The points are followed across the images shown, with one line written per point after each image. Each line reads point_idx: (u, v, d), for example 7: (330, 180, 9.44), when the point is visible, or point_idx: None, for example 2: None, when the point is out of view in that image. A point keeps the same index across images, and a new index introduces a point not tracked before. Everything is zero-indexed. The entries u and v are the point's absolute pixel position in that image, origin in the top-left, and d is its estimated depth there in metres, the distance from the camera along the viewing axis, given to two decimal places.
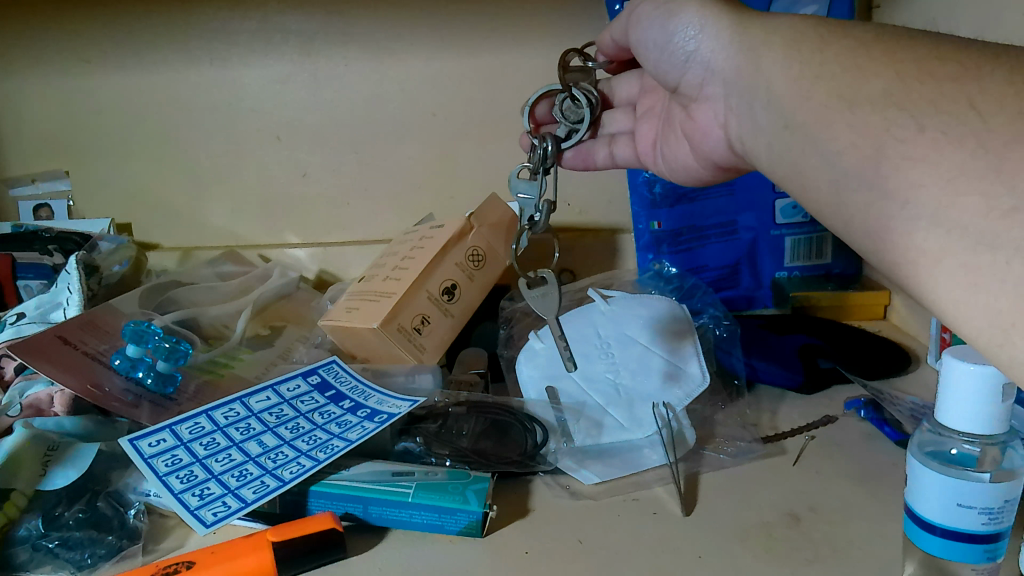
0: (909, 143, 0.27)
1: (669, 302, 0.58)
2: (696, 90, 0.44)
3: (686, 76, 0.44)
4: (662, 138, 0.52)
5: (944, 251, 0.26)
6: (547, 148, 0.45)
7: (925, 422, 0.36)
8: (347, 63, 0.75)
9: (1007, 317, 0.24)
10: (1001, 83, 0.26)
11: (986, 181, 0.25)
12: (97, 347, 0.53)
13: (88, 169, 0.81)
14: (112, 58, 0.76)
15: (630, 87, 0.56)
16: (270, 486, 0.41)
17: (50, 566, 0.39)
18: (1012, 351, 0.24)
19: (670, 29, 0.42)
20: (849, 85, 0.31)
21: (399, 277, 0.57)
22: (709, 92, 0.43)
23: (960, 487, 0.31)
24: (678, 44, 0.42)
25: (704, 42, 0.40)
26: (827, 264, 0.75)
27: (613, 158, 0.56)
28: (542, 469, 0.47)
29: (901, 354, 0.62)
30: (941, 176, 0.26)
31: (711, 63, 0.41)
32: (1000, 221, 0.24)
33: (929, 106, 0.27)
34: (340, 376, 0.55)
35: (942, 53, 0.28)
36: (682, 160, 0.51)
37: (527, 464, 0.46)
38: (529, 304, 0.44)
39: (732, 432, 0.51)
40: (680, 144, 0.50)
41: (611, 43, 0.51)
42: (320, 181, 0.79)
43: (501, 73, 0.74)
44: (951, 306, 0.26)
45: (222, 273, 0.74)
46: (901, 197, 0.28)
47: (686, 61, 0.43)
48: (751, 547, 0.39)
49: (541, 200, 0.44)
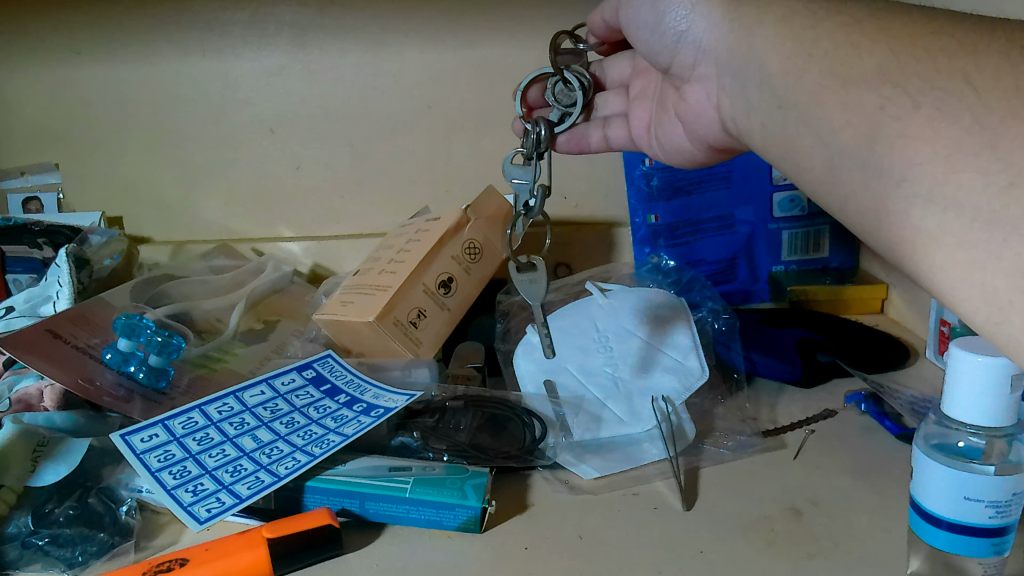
0: (905, 121, 0.27)
1: (668, 295, 0.58)
2: (689, 70, 0.43)
3: (678, 56, 0.43)
4: (656, 120, 0.52)
5: (941, 231, 0.26)
6: (540, 133, 0.44)
7: (929, 414, 0.35)
8: (341, 54, 0.74)
9: (1003, 294, 0.24)
10: (998, 56, 0.25)
11: (982, 158, 0.24)
12: (88, 341, 0.51)
13: (80, 162, 0.80)
14: (102, 48, 0.75)
15: (621, 68, 0.55)
16: (264, 482, 0.41)
17: (41, 564, 0.38)
18: (1011, 329, 0.24)
19: (660, 10, 0.42)
20: (842, 61, 0.30)
21: (395, 270, 0.56)
22: (702, 72, 0.42)
23: (966, 480, 0.31)
24: (670, 24, 0.42)
25: (695, 22, 0.40)
26: (824, 259, 0.74)
27: (607, 141, 0.55)
28: (539, 464, 0.46)
29: (899, 348, 0.61)
30: (937, 155, 0.25)
31: (703, 43, 0.40)
32: (998, 197, 0.24)
33: (924, 82, 0.26)
34: (335, 370, 0.55)
35: (936, 27, 0.28)
36: (677, 142, 0.50)
37: (524, 459, 0.46)
38: (515, 286, 0.43)
39: (730, 425, 0.51)
40: (671, 127, 0.50)
41: (600, 23, 0.50)
42: (314, 174, 0.79)
43: (496, 65, 0.73)
44: (949, 286, 0.26)
45: (214, 267, 0.74)
46: (898, 175, 0.27)
47: (677, 42, 0.42)
48: (751, 541, 0.39)
49: (534, 185, 0.43)
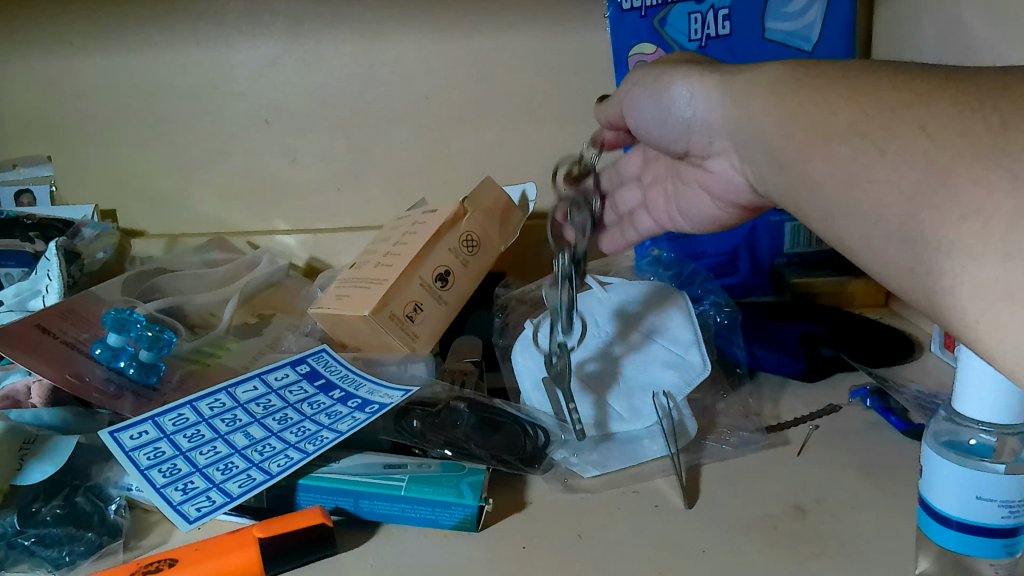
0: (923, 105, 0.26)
1: (660, 286, 0.55)
2: (704, 151, 0.41)
3: (691, 141, 0.42)
4: (679, 195, 0.50)
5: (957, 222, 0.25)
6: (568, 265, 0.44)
7: (940, 411, 0.34)
8: (337, 44, 0.73)
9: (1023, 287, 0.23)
10: None
11: (1002, 144, 0.23)
12: (77, 336, 0.50)
13: (73, 154, 0.79)
14: (95, 39, 0.74)
15: (633, 164, 0.55)
16: (256, 480, 0.40)
17: (27, 564, 0.37)
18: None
19: (665, 100, 0.41)
20: None
21: (392, 263, 0.55)
22: (719, 148, 0.40)
23: (977, 478, 0.30)
24: (676, 111, 0.41)
25: (697, 105, 0.39)
26: (827, 251, 0.72)
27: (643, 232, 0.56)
28: (541, 467, 0.45)
29: (904, 342, 0.60)
30: (954, 141, 0.24)
31: (710, 121, 0.39)
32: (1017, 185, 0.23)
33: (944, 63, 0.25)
34: (330, 366, 0.54)
35: None
36: (704, 209, 0.48)
37: (529, 463, 0.44)
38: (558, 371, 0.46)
39: (732, 422, 0.50)
40: (687, 203, 0.50)
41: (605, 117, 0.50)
42: (309, 166, 0.77)
43: (495, 55, 0.72)
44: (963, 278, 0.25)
45: (209, 260, 0.73)
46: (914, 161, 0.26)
47: (687, 127, 0.41)
48: (754, 540, 0.38)
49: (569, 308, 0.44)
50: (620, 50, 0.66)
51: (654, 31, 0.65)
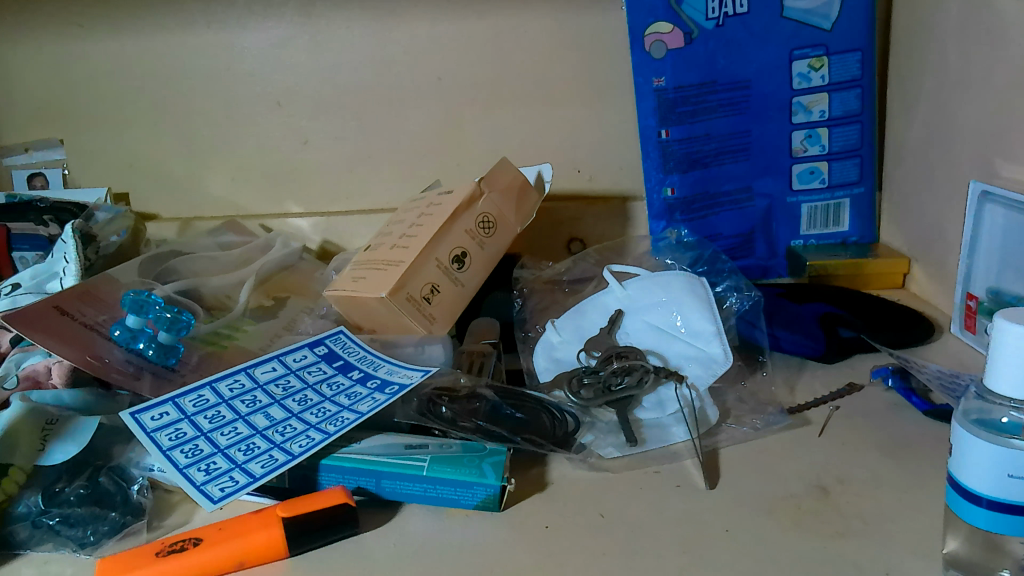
0: None
1: (687, 279, 0.53)
2: None
3: None
4: None
5: None
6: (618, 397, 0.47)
7: (971, 389, 0.34)
8: (349, 24, 0.72)
9: None
10: None
11: None
12: (96, 317, 0.50)
13: (87, 138, 0.79)
14: (108, 21, 0.74)
15: None
16: (279, 461, 0.40)
17: (52, 543, 0.38)
18: None
19: None
20: None
21: (408, 244, 0.55)
22: None
23: (1010, 456, 0.30)
24: None
25: None
26: (844, 233, 0.72)
27: None
28: (569, 451, 0.44)
29: (924, 321, 0.59)
30: None
31: None
32: None
33: None
34: (348, 347, 0.54)
35: None
36: None
37: (561, 443, 0.44)
38: None
39: (753, 403, 0.50)
40: None
41: None
42: (322, 148, 0.77)
43: (509, 34, 0.71)
44: None
45: (221, 243, 0.72)
46: None
47: None
48: (778, 520, 0.38)
49: None
50: (635, 29, 0.65)
51: (671, 9, 0.64)
